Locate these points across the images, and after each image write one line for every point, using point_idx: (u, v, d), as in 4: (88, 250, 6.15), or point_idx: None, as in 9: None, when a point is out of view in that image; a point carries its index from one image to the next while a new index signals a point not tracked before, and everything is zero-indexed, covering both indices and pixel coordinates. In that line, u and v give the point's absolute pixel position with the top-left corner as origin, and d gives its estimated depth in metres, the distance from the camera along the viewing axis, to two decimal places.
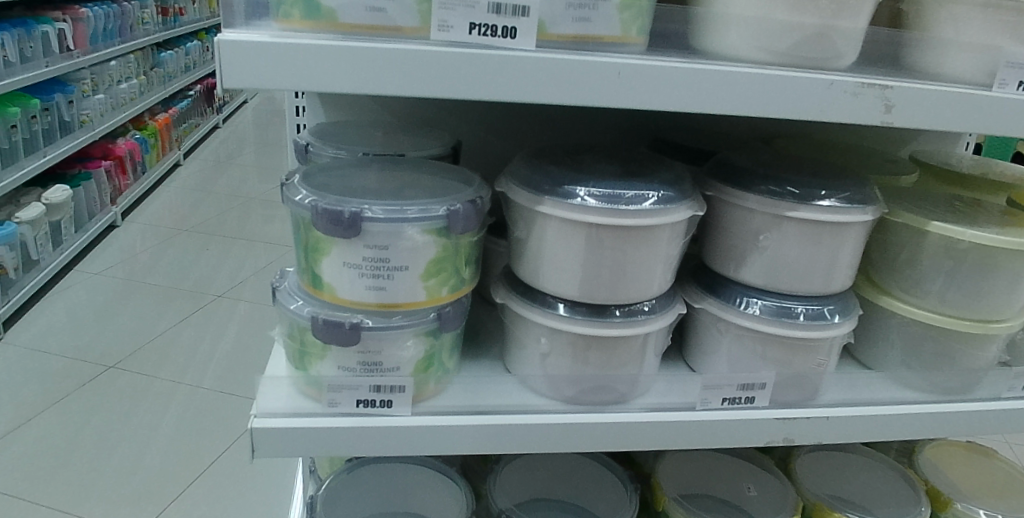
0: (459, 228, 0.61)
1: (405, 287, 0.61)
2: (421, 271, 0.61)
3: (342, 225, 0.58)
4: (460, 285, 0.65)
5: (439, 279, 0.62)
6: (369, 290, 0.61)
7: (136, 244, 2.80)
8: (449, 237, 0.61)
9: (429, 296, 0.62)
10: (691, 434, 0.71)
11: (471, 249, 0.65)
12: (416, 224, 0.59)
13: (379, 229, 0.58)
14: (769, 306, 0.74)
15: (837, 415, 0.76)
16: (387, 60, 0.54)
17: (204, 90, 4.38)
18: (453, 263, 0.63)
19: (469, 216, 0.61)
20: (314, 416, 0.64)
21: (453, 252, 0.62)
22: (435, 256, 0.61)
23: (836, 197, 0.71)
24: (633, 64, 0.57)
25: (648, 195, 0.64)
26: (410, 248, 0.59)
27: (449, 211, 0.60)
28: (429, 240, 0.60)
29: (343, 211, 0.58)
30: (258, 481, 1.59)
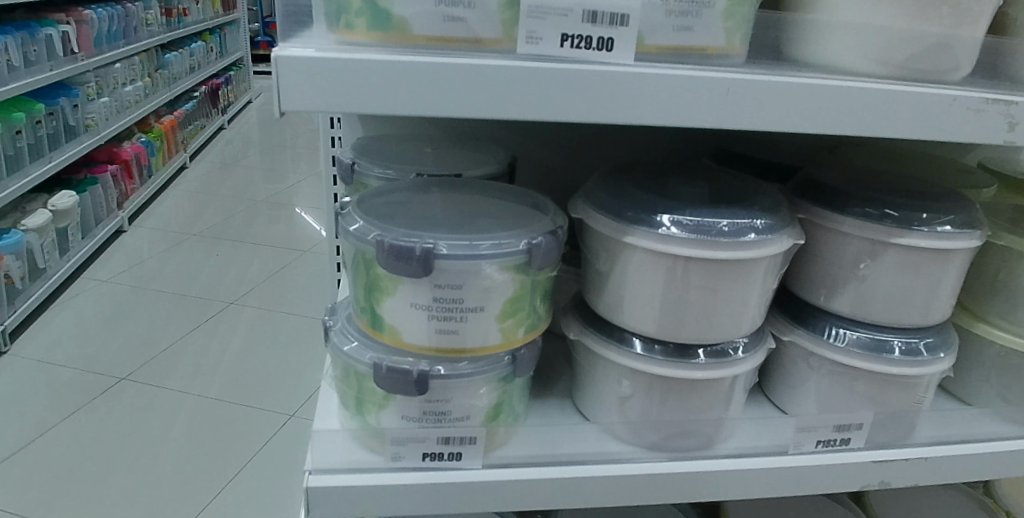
0: (540, 264, 0.55)
1: (480, 330, 0.55)
2: (497, 312, 0.55)
3: (412, 263, 0.52)
4: (536, 324, 0.59)
5: (515, 320, 0.56)
6: (439, 334, 0.55)
7: (144, 248, 2.73)
8: (528, 273, 0.55)
9: (504, 339, 0.56)
10: (784, 482, 0.65)
11: (547, 284, 0.59)
12: (495, 261, 0.53)
13: (454, 267, 0.52)
14: (866, 340, 0.67)
15: (940, 457, 0.69)
16: (469, 78, 0.47)
17: (209, 91, 4.31)
18: (530, 301, 0.57)
19: (552, 250, 0.55)
20: (377, 471, 0.59)
21: (531, 289, 0.56)
22: (512, 295, 0.55)
23: (942, 221, 0.64)
24: (741, 80, 0.50)
25: (744, 224, 0.57)
26: (487, 287, 0.53)
27: (530, 245, 0.54)
28: (508, 278, 0.54)
29: (413, 246, 0.51)
30: (278, 495, 1.52)
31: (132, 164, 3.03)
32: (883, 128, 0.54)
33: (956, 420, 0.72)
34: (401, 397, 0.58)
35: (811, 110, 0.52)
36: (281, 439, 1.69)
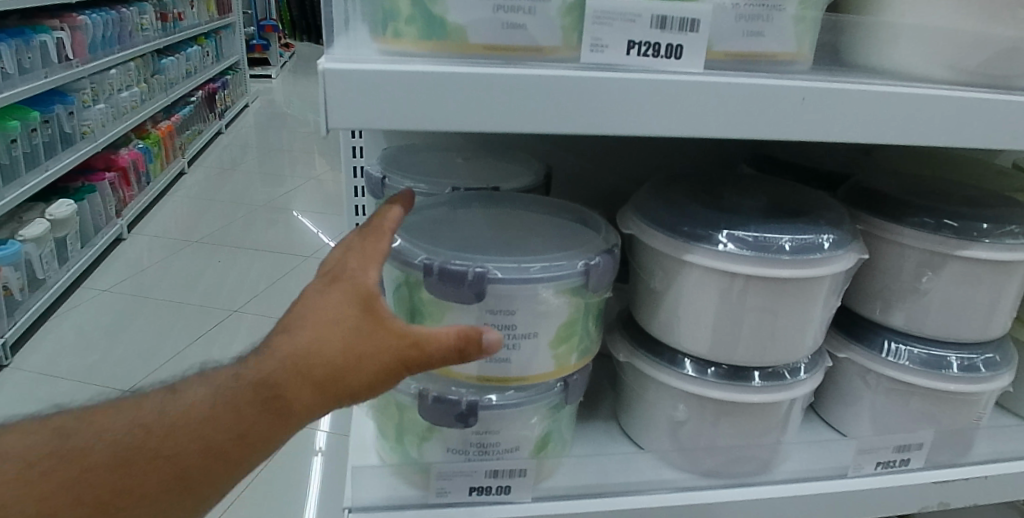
0: (596, 285, 0.51)
1: (532, 358, 0.51)
2: (550, 338, 0.51)
3: (463, 287, 0.48)
4: (587, 350, 0.56)
5: (568, 345, 0.53)
6: (489, 362, 0.51)
7: (143, 256, 2.67)
8: (583, 295, 0.52)
9: (557, 366, 0.53)
10: (845, 507, 0.62)
11: (600, 306, 0.56)
12: (549, 285, 0.49)
13: (508, 291, 0.49)
14: (926, 357, 0.64)
15: (1003, 476, 0.66)
16: (531, 91, 0.44)
17: (205, 97, 4.26)
18: (584, 325, 0.54)
19: (607, 272, 0.52)
20: (421, 508, 0.55)
21: (585, 312, 0.53)
22: (567, 319, 0.51)
23: (1005, 231, 0.60)
24: (817, 88, 0.47)
25: (807, 240, 0.54)
26: (541, 312, 0.50)
27: (587, 266, 0.51)
28: (563, 302, 0.51)
29: (464, 270, 0.48)
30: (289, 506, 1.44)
31: (129, 171, 2.97)
32: (957, 136, 0.51)
33: (1017, 436, 0.69)
34: (447, 429, 0.54)
35: (888, 119, 0.49)
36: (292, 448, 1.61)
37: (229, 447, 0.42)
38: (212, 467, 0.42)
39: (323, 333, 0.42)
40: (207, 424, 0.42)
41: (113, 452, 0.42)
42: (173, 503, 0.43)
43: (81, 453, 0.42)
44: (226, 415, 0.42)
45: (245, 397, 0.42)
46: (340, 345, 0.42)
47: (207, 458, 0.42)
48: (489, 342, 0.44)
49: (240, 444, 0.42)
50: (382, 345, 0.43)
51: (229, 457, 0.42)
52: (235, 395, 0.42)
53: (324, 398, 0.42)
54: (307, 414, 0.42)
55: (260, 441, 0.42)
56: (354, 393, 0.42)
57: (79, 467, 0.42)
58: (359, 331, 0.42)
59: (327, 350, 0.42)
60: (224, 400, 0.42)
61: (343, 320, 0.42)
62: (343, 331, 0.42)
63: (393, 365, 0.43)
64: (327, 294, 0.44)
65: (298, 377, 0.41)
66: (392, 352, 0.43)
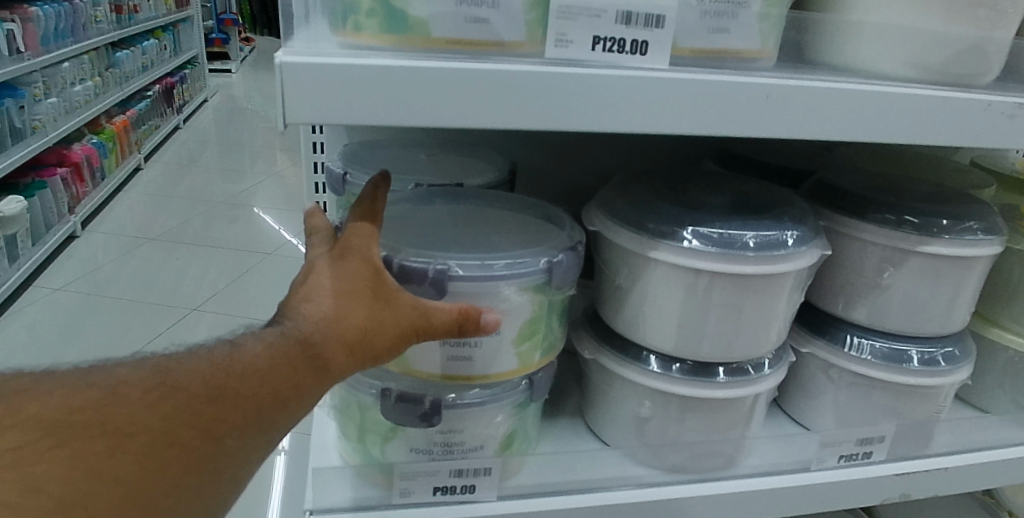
0: (560, 283, 0.51)
1: (495, 356, 0.51)
2: (514, 336, 0.51)
3: (424, 285, 0.47)
4: (552, 348, 0.55)
5: (532, 344, 0.52)
6: (451, 360, 0.50)
7: (98, 253, 2.58)
8: (547, 293, 0.51)
9: (521, 364, 0.52)
10: (810, 500, 0.63)
11: (564, 302, 0.55)
12: (513, 282, 0.49)
13: (470, 289, 0.48)
14: (887, 351, 0.65)
15: (961, 467, 0.68)
16: (497, 87, 0.43)
17: (162, 91, 4.15)
18: (548, 322, 0.53)
19: (572, 268, 0.52)
20: (384, 509, 0.54)
21: (549, 309, 0.52)
22: (530, 317, 0.51)
23: (963, 228, 0.62)
24: (783, 85, 0.48)
25: (771, 237, 0.55)
26: (505, 310, 0.49)
27: (551, 263, 0.50)
28: (527, 299, 0.50)
29: (427, 268, 0.47)
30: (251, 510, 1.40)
31: (82, 166, 2.87)
32: (919, 134, 0.52)
33: (973, 428, 0.71)
34: (410, 429, 0.53)
35: (852, 117, 0.50)
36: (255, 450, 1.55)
37: (277, 399, 0.39)
38: (258, 421, 0.39)
39: (353, 296, 0.42)
40: (256, 373, 0.39)
41: (154, 403, 0.37)
42: (214, 466, 0.38)
43: (115, 404, 0.36)
44: (274, 365, 0.39)
45: (291, 348, 0.40)
46: (365, 311, 0.42)
47: (254, 413, 0.39)
48: (491, 322, 0.46)
49: (287, 397, 0.40)
50: (403, 311, 0.44)
51: (273, 412, 0.39)
52: (279, 347, 0.40)
53: (357, 360, 0.42)
54: (343, 373, 0.42)
55: (301, 397, 0.40)
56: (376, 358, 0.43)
57: (122, 415, 0.36)
58: (381, 297, 0.43)
59: (359, 313, 0.42)
60: (270, 352, 0.39)
61: (366, 285, 0.43)
62: (369, 295, 0.43)
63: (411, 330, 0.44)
64: (337, 265, 0.44)
65: (338, 333, 0.41)
66: (414, 318, 0.44)
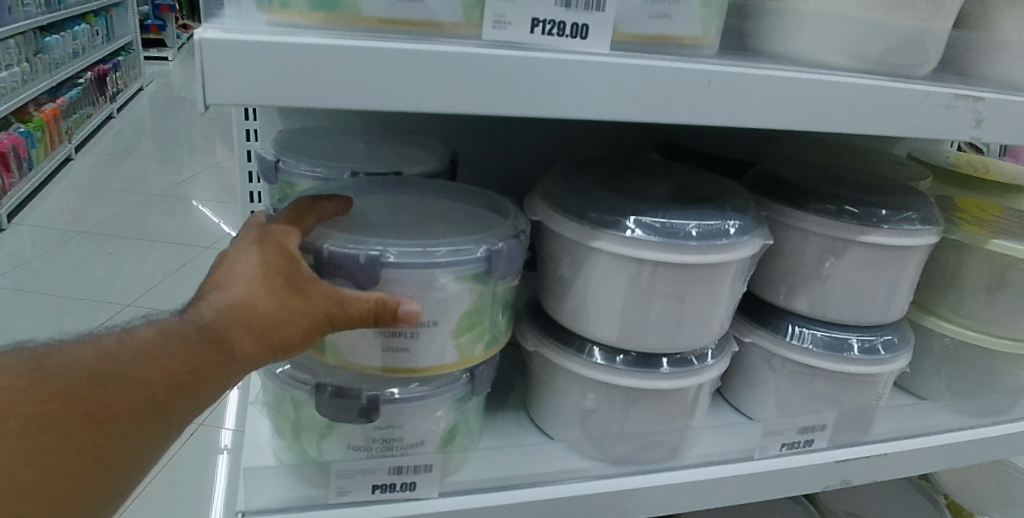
0: (500, 271, 0.49)
1: (432, 348, 0.49)
2: (452, 327, 0.49)
3: (357, 270, 0.46)
4: (494, 340, 0.54)
5: (472, 335, 0.50)
6: (386, 351, 0.48)
7: (26, 247, 2.44)
8: (488, 281, 0.50)
9: (461, 357, 0.50)
10: (753, 489, 0.63)
11: (507, 293, 0.54)
12: (451, 272, 0.47)
13: (405, 276, 0.46)
14: (827, 340, 0.66)
15: (899, 452, 0.69)
16: (434, 68, 0.42)
17: (95, 79, 3.96)
18: (490, 313, 0.51)
19: (514, 258, 0.51)
20: (319, 509, 0.52)
21: (490, 299, 0.51)
22: (470, 306, 0.49)
23: (901, 218, 0.63)
24: (726, 72, 0.47)
25: (714, 227, 0.54)
26: (442, 300, 0.47)
27: (492, 251, 0.49)
28: (464, 289, 0.48)
29: (359, 254, 0.45)
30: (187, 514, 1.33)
31: (9, 156, 2.72)
32: (858, 123, 0.52)
33: (909, 413, 0.72)
34: (346, 425, 0.51)
35: (794, 106, 0.50)
36: (190, 451, 1.49)
37: (177, 388, 0.39)
38: (157, 409, 0.38)
39: (262, 284, 0.41)
40: (153, 361, 0.38)
41: (52, 390, 0.37)
42: (112, 455, 0.38)
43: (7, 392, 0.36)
44: (175, 351, 0.39)
45: (193, 336, 0.39)
46: (276, 299, 0.41)
47: (152, 400, 0.38)
48: (406, 314, 0.45)
49: (189, 385, 0.39)
50: (316, 300, 0.43)
51: (174, 401, 0.39)
52: (182, 333, 0.39)
53: (265, 348, 0.41)
54: (251, 360, 0.41)
55: (206, 385, 0.39)
56: (287, 345, 0.42)
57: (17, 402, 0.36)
58: (292, 286, 0.42)
59: (266, 301, 0.41)
60: (171, 339, 0.39)
61: (277, 272, 0.42)
62: (278, 283, 0.42)
63: (325, 319, 0.43)
64: (250, 253, 0.43)
65: (240, 322, 0.40)
66: (327, 308, 0.43)
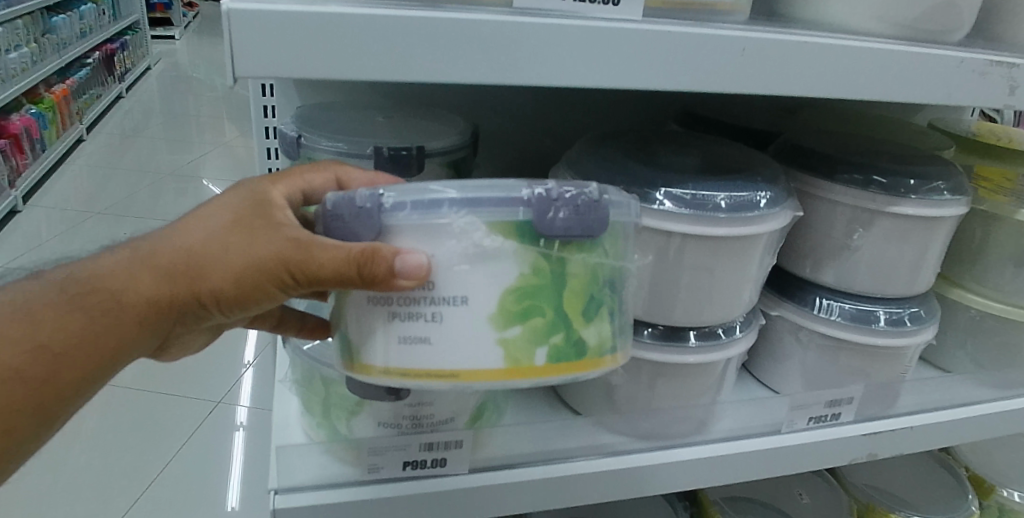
0: (548, 225, 0.39)
1: (468, 343, 0.39)
2: (492, 310, 0.39)
3: (354, 219, 0.39)
4: (575, 353, 0.41)
5: (526, 330, 0.39)
6: (410, 347, 0.39)
7: (39, 228, 2.45)
8: (541, 249, 0.39)
9: (507, 360, 0.39)
10: (780, 462, 0.63)
11: (591, 285, 0.42)
12: (476, 217, 0.38)
13: (413, 225, 0.39)
14: (854, 312, 0.65)
15: (925, 426, 0.69)
16: (466, 39, 0.41)
17: (103, 59, 3.95)
18: (555, 304, 0.40)
19: (581, 212, 0.39)
20: (353, 486, 0.52)
21: (554, 277, 0.40)
22: (517, 281, 0.39)
23: (929, 188, 0.62)
24: (760, 39, 0.46)
25: (743, 198, 0.54)
26: (471, 258, 0.38)
27: (537, 194, 0.39)
28: (502, 246, 0.39)
29: (357, 194, 0.39)
30: (208, 491, 1.35)
31: (21, 137, 2.71)
32: (893, 92, 0.51)
33: (935, 386, 0.72)
34: (376, 402, 0.51)
35: (828, 74, 0.49)
36: (209, 428, 1.51)
37: (72, 337, 0.42)
38: (64, 354, 0.42)
39: (209, 226, 0.41)
40: (59, 306, 0.42)
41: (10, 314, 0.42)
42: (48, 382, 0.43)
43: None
44: (74, 297, 0.42)
45: (109, 281, 0.42)
46: (219, 241, 0.40)
47: (41, 351, 0.42)
48: (400, 268, 0.37)
49: (81, 336, 0.42)
50: (267, 241, 0.39)
51: (70, 351, 0.42)
52: (90, 278, 0.42)
53: (186, 293, 0.41)
54: (168, 305, 0.41)
55: (104, 335, 0.42)
56: (222, 290, 0.40)
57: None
58: (246, 227, 0.40)
59: (209, 243, 0.40)
60: (82, 286, 0.42)
61: (229, 214, 0.41)
62: (232, 224, 0.40)
63: (270, 263, 0.39)
64: (226, 196, 0.43)
65: (154, 265, 0.41)
66: (276, 251, 0.39)
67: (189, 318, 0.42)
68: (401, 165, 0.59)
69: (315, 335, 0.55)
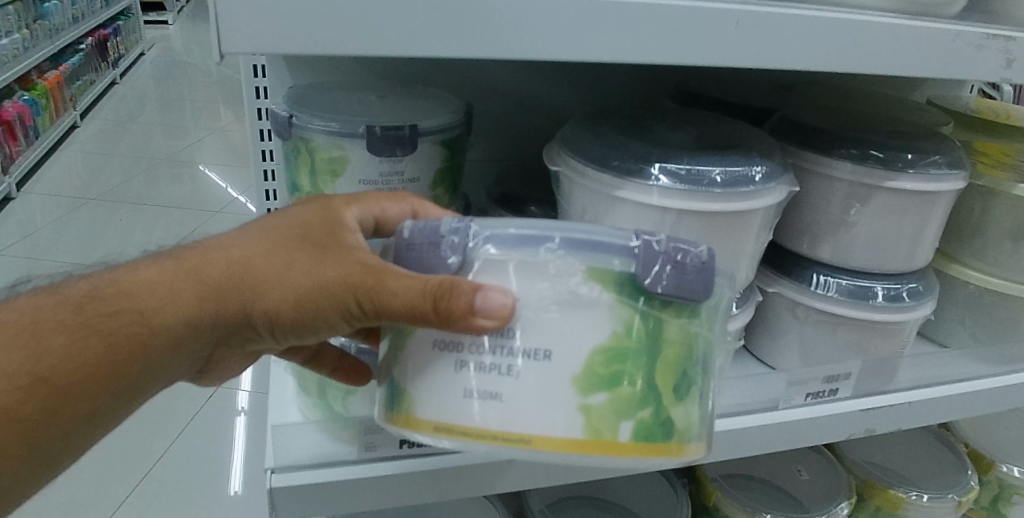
0: (658, 283, 0.36)
1: (551, 407, 0.36)
2: (578, 372, 0.37)
3: (437, 249, 0.38)
4: (661, 434, 0.38)
5: (613, 399, 0.37)
6: (479, 402, 0.37)
7: (36, 215, 2.44)
8: (642, 309, 0.37)
9: (586, 431, 0.37)
10: (777, 438, 0.63)
11: (686, 357, 0.39)
12: (576, 258, 0.36)
13: (503, 259, 0.37)
14: (850, 287, 0.65)
15: (924, 401, 0.69)
16: (455, 13, 0.40)
17: (97, 45, 3.92)
18: (647, 373, 0.38)
19: (693, 273, 0.37)
20: (349, 465, 0.52)
21: (650, 339, 0.38)
22: (609, 342, 0.37)
23: (927, 162, 0.61)
24: (753, 12, 0.45)
25: (738, 173, 0.53)
26: (562, 305, 0.36)
27: (645, 243, 0.37)
28: (601, 293, 0.36)
29: (449, 225, 0.38)
30: (210, 474, 1.36)
31: (14, 124, 2.69)
32: (890, 65, 0.51)
33: (933, 362, 0.72)
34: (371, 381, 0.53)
35: (822, 48, 0.48)
36: (210, 411, 1.52)
37: (92, 359, 0.42)
38: (109, 366, 0.42)
39: (278, 246, 0.41)
40: (106, 317, 0.42)
41: (58, 324, 0.42)
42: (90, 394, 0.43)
43: (43, 319, 0.43)
44: (102, 314, 0.41)
45: (158, 295, 0.41)
46: (288, 261, 0.40)
47: (45, 381, 0.42)
48: (479, 306, 0.35)
49: (110, 354, 0.42)
50: (340, 265, 0.40)
51: (115, 361, 0.42)
52: (124, 292, 0.41)
53: (245, 311, 0.41)
54: (212, 322, 0.41)
55: (140, 350, 0.42)
56: (282, 312, 0.40)
57: (45, 329, 0.42)
58: (318, 251, 0.41)
59: (276, 261, 0.40)
60: (127, 296, 0.41)
61: (301, 237, 0.42)
62: (301, 246, 0.41)
63: (339, 287, 0.39)
64: (298, 214, 0.43)
65: (203, 279, 0.41)
66: (346, 275, 0.39)
67: (234, 337, 0.43)
68: (393, 143, 0.58)
69: (350, 378, 0.54)
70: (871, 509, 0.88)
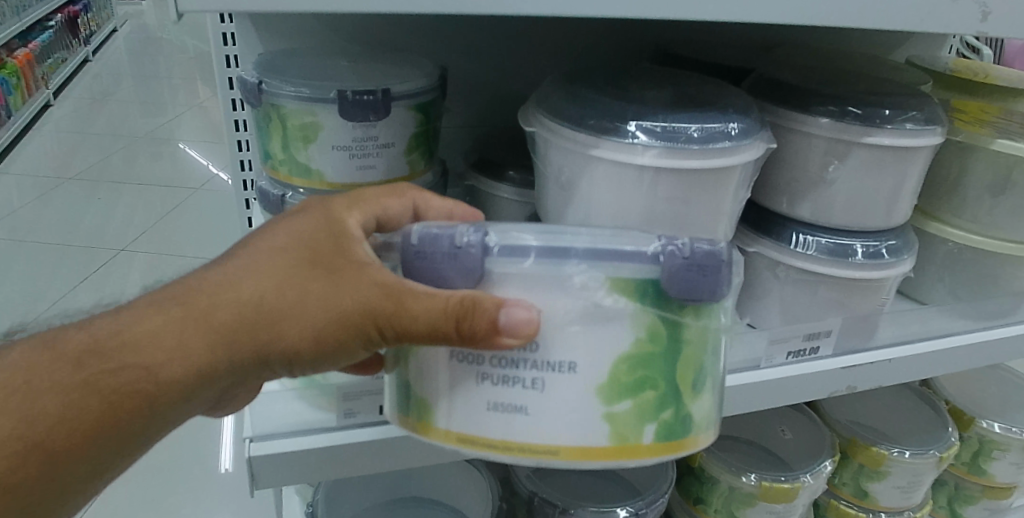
0: (677, 291, 0.37)
1: (579, 416, 0.37)
2: (603, 380, 0.38)
3: (446, 258, 0.38)
4: (682, 430, 0.40)
5: (636, 405, 0.38)
6: (507, 415, 0.38)
7: (12, 197, 2.39)
8: (662, 315, 0.38)
9: (613, 439, 0.38)
10: (759, 396, 0.63)
11: (706, 356, 0.40)
12: (592, 264, 0.37)
13: (527, 268, 0.37)
14: (830, 245, 0.65)
15: (905, 357, 0.69)
16: None
17: (67, 22, 3.83)
18: (669, 375, 0.39)
19: (708, 276, 0.37)
20: (327, 432, 0.52)
21: (672, 345, 0.38)
22: (631, 350, 0.38)
23: (904, 118, 0.61)
24: None
25: (715, 129, 0.53)
26: (583, 315, 0.37)
27: (670, 250, 0.37)
28: (623, 302, 0.37)
29: (468, 236, 0.37)
30: (195, 451, 1.35)
31: None
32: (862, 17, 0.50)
33: (914, 318, 0.72)
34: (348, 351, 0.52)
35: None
36: None
37: (94, 416, 0.39)
38: (115, 420, 0.40)
39: (287, 273, 0.39)
40: (103, 372, 0.39)
41: (46, 385, 0.39)
42: (93, 448, 0.41)
43: (29, 382, 0.39)
44: (101, 371, 0.39)
45: (163, 343, 0.39)
46: (299, 294, 0.38)
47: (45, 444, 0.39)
48: (504, 324, 0.36)
49: (115, 408, 0.39)
50: (356, 291, 0.38)
51: (121, 415, 0.40)
52: (123, 346, 0.39)
53: (260, 349, 0.39)
54: (227, 366, 0.39)
55: (147, 403, 0.40)
56: (302, 345, 0.39)
57: (35, 393, 0.39)
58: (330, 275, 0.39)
59: (288, 295, 0.38)
60: (126, 348, 0.39)
61: (309, 259, 0.39)
62: (311, 272, 0.39)
63: (361, 315, 0.38)
64: (298, 228, 0.41)
65: (212, 324, 0.38)
66: (366, 302, 0.38)
67: (250, 376, 0.41)
68: (367, 108, 0.57)
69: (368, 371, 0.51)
70: (855, 466, 0.89)
